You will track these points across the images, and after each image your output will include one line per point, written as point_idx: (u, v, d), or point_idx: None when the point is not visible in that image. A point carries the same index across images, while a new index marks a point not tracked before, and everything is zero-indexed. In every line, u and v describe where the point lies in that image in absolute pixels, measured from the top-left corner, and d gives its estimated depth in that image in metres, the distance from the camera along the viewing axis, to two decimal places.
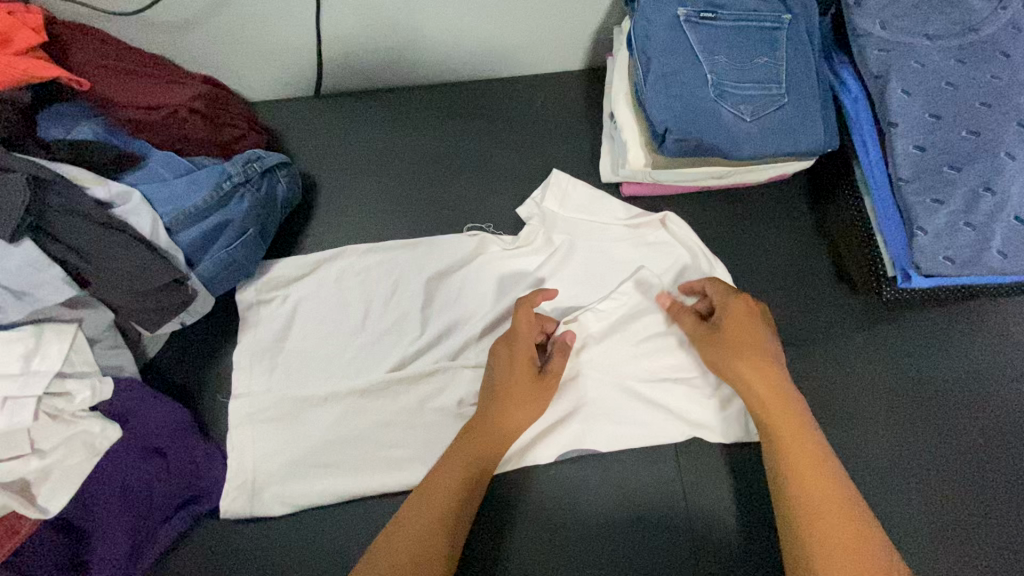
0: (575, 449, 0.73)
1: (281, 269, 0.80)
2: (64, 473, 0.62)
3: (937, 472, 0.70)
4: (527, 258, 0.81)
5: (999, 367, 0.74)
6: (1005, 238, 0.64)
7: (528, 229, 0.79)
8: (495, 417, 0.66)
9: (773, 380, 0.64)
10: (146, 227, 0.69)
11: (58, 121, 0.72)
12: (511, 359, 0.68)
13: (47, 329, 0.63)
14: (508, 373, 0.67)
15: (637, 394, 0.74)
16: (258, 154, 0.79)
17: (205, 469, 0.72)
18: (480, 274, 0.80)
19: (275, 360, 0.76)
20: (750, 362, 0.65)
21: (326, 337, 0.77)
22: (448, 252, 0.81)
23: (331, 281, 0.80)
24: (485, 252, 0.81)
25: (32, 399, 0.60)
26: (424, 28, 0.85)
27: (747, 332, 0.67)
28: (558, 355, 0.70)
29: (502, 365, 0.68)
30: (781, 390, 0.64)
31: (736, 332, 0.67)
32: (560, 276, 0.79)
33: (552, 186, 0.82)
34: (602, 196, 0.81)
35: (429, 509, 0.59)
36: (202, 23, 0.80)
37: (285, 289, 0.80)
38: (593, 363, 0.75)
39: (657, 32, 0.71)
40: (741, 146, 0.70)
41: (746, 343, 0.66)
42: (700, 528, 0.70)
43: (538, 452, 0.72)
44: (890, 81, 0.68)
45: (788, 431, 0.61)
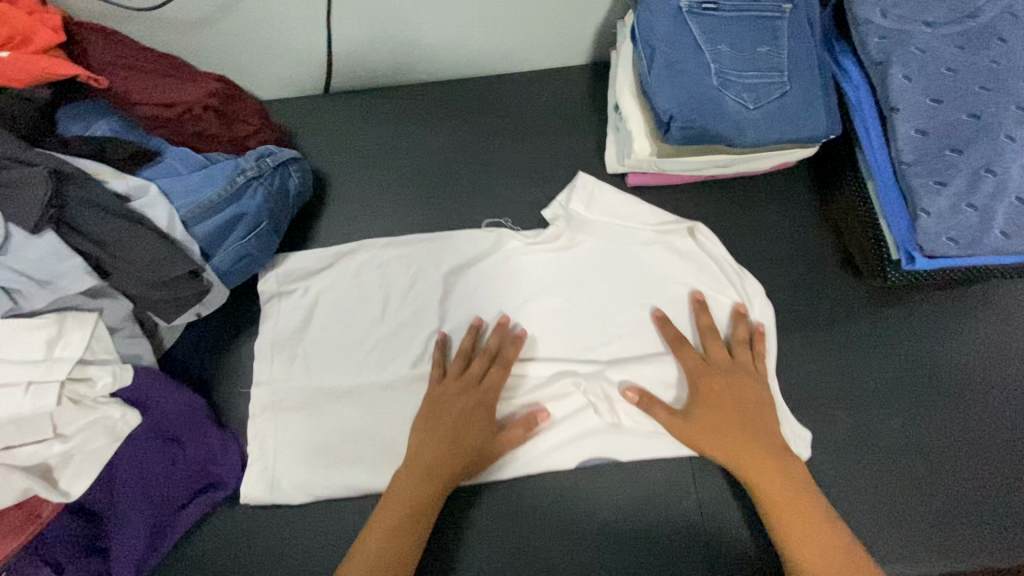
0: (599, 455, 0.73)
1: (303, 261, 0.82)
2: (85, 458, 0.63)
3: (947, 458, 0.70)
4: (548, 258, 0.81)
5: (1005, 348, 0.75)
6: (1006, 219, 0.65)
7: (552, 229, 0.82)
8: (436, 462, 0.67)
9: (747, 445, 0.66)
10: (163, 221, 0.71)
11: (77, 116, 0.75)
12: (471, 415, 0.70)
13: (69, 317, 0.63)
14: (463, 426, 0.69)
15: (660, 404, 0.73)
16: (270, 149, 0.81)
17: (219, 457, 0.73)
18: (499, 273, 0.81)
19: (296, 352, 0.78)
20: (730, 437, 0.67)
21: (344, 331, 0.78)
22: (464, 248, 0.82)
23: (353, 273, 0.82)
24: (502, 248, 0.82)
25: (55, 385, 0.60)
26: (434, 25, 0.87)
27: (719, 410, 0.69)
28: (519, 427, 0.71)
29: (460, 418, 0.70)
30: (761, 450, 0.66)
31: (713, 412, 0.69)
32: (572, 272, 0.80)
33: (576, 189, 0.82)
34: (630, 202, 0.82)
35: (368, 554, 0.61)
36: (215, 22, 0.82)
37: (306, 281, 0.81)
38: (618, 369, 0.75)
39: (661, 23, 0.72)
40: (745, 133, 0.71)
41: (713, 411, 0.69)
42: (717, 524, 0.71)
43: (558, 456, 0.73)
44: (891, 66, 0.70)
45: (782, 500, 0.63)
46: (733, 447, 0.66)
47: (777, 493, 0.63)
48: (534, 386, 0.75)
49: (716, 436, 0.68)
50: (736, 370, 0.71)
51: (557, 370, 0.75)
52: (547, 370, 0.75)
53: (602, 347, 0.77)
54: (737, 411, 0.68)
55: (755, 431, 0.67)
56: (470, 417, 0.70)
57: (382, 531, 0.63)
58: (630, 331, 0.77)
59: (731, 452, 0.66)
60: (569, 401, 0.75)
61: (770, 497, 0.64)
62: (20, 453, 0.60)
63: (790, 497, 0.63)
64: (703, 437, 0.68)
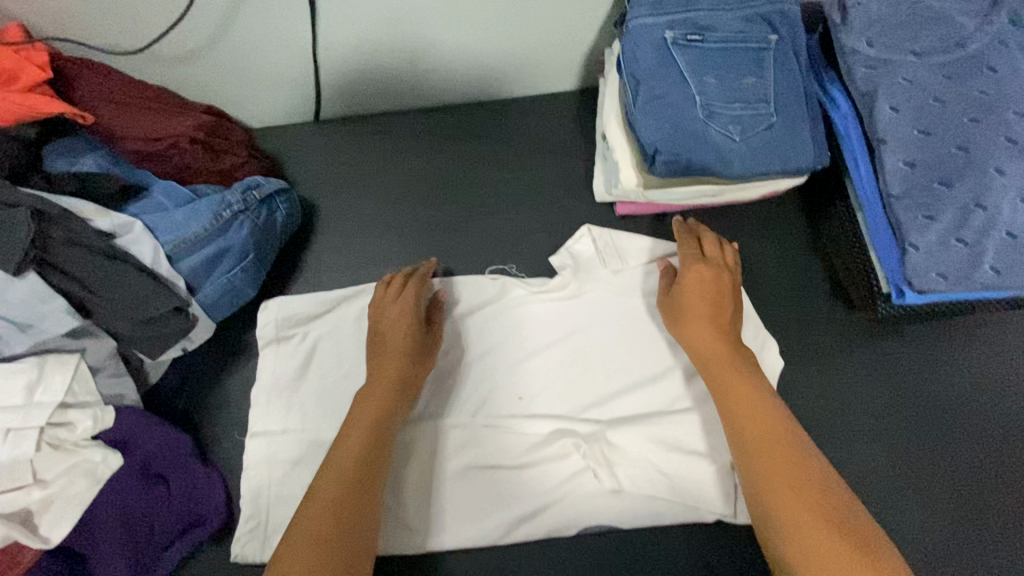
0: (597, 521, 0.72)
1: (302, 305, 0.81)
2: (65, 503, 0.63)
3: (939, 492, 0.70)
4: (552, 305, 0.81)
5: (1000, 380, 0.74)
6: (997, 253, 0.63)
7: (560, 278, 0.81)
8: (387, 371, 0.70)
9: (715, 343, 0.68)
10: (148, 257, 0.72)
11: (63, 152, 0.75)
12: (403, 321, 0.74)
13: (50, 360, 0.65)
14: (398, 333, 0.73)
15: (665, 471, 0.72)
16: (257, 181, 0.81)
17: (204, 495, 0.71)
18: (501, 318, 0.81)
19: (291, 402, 0.77)
20: (702, 327, 0.69)
21: (343, 380, 0.78)
22: (469, 295, 0.82)
23: (351, 320, 0.80)
24: (509, 296, 0.82)
25: (34, 431, 0.63)
26: (419, 55, 0.87)
27: (704, 303, 0.70)
28: (437, 314, 0.77)
29: (394, 325, 0.74)
30: (725, 347, 0.68)
31: (692, 304, 0.71)
32: (570, 319, 0.80)
33: (584, 239, 0.82)
34: (640, 253, 0.82)
35: (314, 523, 0.57)
36: (202, 56, 0.83)
37: (307, 328, 0.80)
38: (619, 431, 0.73)
39: (645, 55, 0.72)
40: (730, 165, 0.71)
41: (695, 307, 0.71)
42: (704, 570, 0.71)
43: (558, 515, 0.72)
44: (878, 98, 0.69)
45: (739, 392, 0.64)
46: (708, 342, 0.68)
47: (731, 385, 0.65)
48: (530, 445, 0.74)
49: (688, 325, 0.70)
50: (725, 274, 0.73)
51: (556, 427, 0.74)
52: (545, 428, 0.74)
53: (596, 396, 0.76)
54: (711, 307, 0.70)
55: (726, 331, 0.69)
56: (399, 353, 0.71)
57: (328, 493, 0.60)
58: (631, 387, 0.76)
59: (700, 342, 0.69)
60: (567, 462, 0.74)
61: (727, 392, 0.65)
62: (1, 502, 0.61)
63: (742, 384, 0.65)
64: (682, 324, 0.71)
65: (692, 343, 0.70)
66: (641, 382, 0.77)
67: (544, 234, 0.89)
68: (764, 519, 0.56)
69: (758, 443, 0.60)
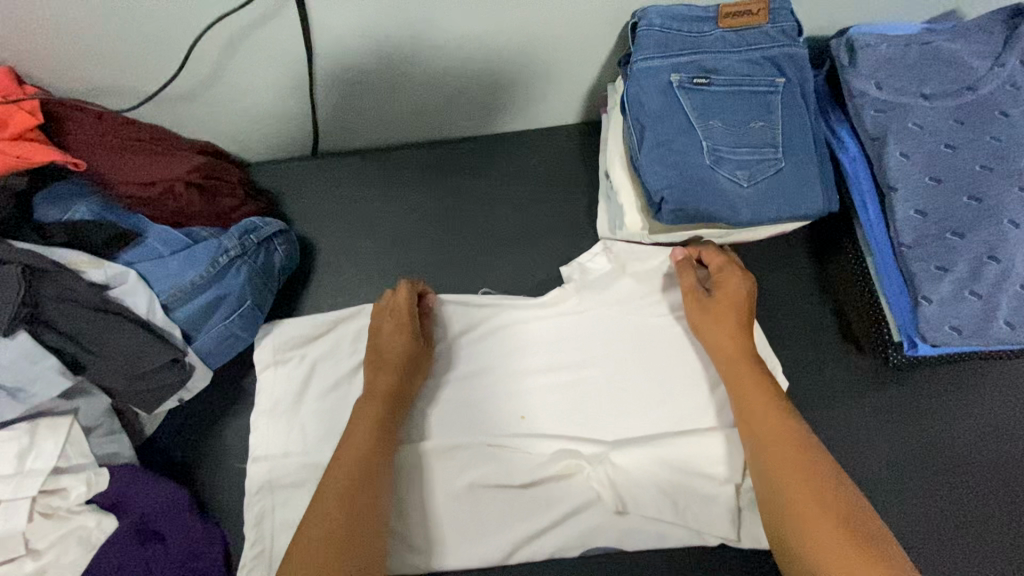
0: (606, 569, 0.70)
1: (296, 327, 0.79)
2: (59, 571, 0.62)
3: (951, 543, 0.69)
4: (551, 321, 0.80)
5: (1012, 426, 0.73)
6: (1012, 307, 0.62)
7: (559, 292, 0.80)
8: (386, 374, 0.70)
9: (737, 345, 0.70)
10: (142, 307, 0.71)
11: (55, 201, 0.74)
12: (399, 323, 0.74)
13: (42, 424, 0.63)
14: (394, 336, 0.73)
15: (669, 493, 0.70)
16: (255, 223, 0.79)
17: (203, 550, 0.70)
18: (500, 340, 0.79)
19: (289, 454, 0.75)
20: (727, 328, 0.70)
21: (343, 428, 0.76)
22: (467, 315, 0.80)
23: (348, 341, 0.79)
24: (507, 313, 0.80)
25: (26, 501, 0.61)
26: (419, 90, 0.86)
27: (730, 306, 0.72)
28: (428, 316, 0.78)
29: (391, 328, 0.73)
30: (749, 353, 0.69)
31: (720, 306, 0.72)
32: (573, 340, 0.79)
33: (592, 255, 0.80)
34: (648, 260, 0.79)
35: (325, 526, 0.57)
36: (197, 97, 0.81)
37: (303, 371, 0.77)
38: (623, 452, 0.71)
39: (650, 99, 0.71)
40: (738, 212, 0.69)
41: (723, 313, 0.71)
42: None
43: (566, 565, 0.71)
44: (888, 143, 0.68)
45: (753, 393, 0.66)
46: (727, 345, 0.70)
47: (750, 391, 0.66)
48: (536, 464, 0.72)
49: (717, 327, 0.71)
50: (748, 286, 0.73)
51: (560, 448, 0.73)
52: (550, 449, 0.73)
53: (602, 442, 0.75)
54: (739, 316, 0.71)
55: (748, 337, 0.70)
56: (399, 363, 0.71)
57: (337, 489, 0.60)
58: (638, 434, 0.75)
59: (724, 344, 0.70)
60: (572, 482, 0.72)
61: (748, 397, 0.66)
62: None
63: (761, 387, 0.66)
64: (710, 325, 0.72)
65: (715, 346, 0.71)
66: (650, 404, 0.75)
67: (546, 273, 0.87)
68: (776, 514, 0.58)
69: (777, 446, 0.61)
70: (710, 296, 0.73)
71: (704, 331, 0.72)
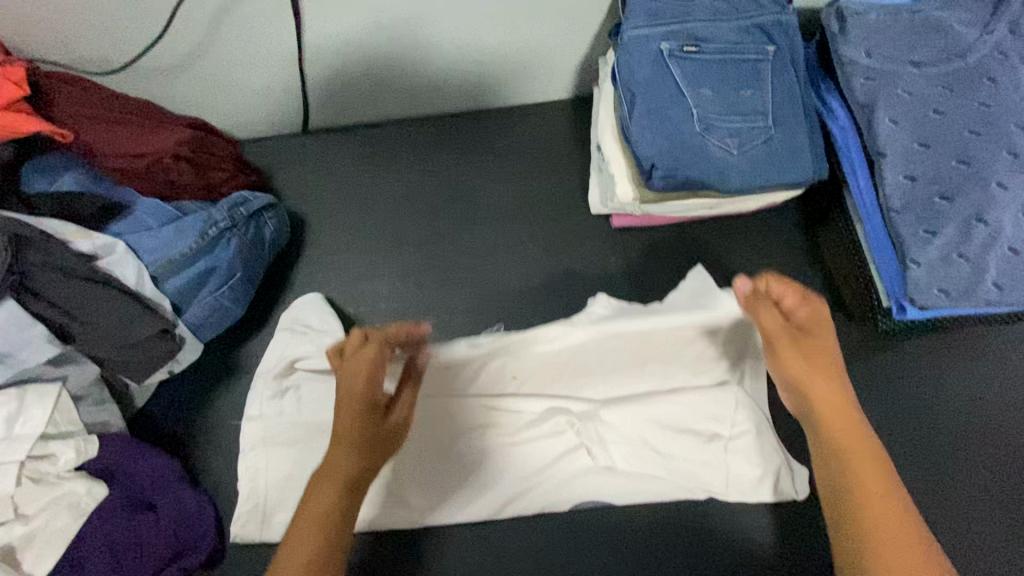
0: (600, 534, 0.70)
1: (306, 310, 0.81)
2: (48, 537, 0.62)
3: (939, 507, 0.69)
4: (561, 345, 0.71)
5: (1003, 393, 0.73)
6: (1000, 269, 0.63)
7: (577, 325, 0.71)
8: (348, 461, 0.54)
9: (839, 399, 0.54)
10: (132, 278, 0.70)
11: (41, 171, 0.73)
12: (368, 390, 0.56)
13: (30, 391, 0.63)
14: (360, 408, 0.55)
15: (655, 449, 0.71)
16: (244, 197, 0.79)
17: (195, 519, 0.69)
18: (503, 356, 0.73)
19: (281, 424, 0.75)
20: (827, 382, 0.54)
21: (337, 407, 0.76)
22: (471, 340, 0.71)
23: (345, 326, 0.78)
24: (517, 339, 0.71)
25: (14, 464, 0.62)
26: (410, 63, 0.85)
27: (829, 357, 0.55)
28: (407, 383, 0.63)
29: (357, 395, 0.56)
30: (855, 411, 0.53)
31: (820, 355, 0.55)
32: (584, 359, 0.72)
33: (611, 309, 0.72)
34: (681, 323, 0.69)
35: None
36: (185, 70, 0.80)
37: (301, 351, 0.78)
38: (611, 410, 0.73)
39: (640, 67, 0.71)
40: (728, 179, 0.69)
41: (815, 354, 0.55)
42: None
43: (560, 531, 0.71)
44: (877, 110, 0.68)
45: (857, 459, 0.51)
46: (824, 395, 0.54)
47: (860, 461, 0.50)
48: (525, 422, 0.73)
49: (818, 380, 0.54)
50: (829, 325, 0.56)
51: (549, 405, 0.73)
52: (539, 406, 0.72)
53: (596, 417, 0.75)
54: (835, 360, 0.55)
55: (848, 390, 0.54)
56: (361, 442, 0.55)
57: None
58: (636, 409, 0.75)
59: (827, 396, 0.54)
60: (558, 440, 0.73)
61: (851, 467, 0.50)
62: None
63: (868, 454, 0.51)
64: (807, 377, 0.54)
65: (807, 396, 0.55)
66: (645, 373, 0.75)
67: (537, 246, 0.87)
68: None
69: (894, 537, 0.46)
70: (797, 332, 0.56)
71: (797, 376, 0.55)
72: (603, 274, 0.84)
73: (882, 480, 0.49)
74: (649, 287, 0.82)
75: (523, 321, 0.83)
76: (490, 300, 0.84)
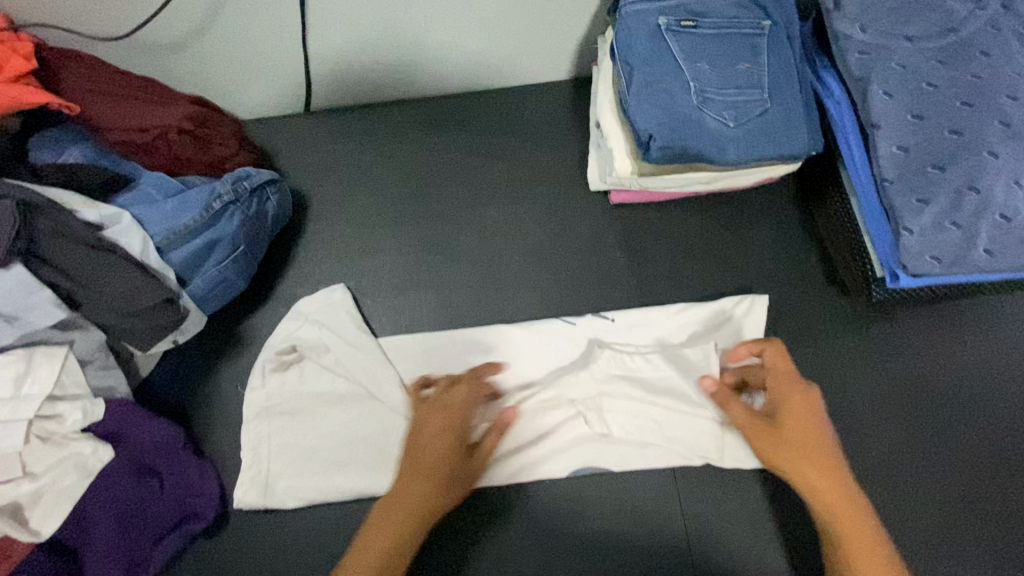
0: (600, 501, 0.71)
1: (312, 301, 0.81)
2: (56, 496, 0.63)
3: (937, 475, 0.70)
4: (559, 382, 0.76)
5: (999, 364, 0.74)
6: (991, 236, 0.64)
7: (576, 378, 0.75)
8: (420, 495, 0.58)
9: (834, 482, 0.57)
10: (137, 247, 0.71)
11: (49, 143, 0.74)
12: (450, 433, 0.61)
13: (38, 352, 0.64)
14: (437, 446, 0.60)
15: (653, 418, 0.72)
16: (247, 171, 0.80)
17: (198, 488, 0.71)
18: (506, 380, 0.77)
19: (284, 394, 0.76)
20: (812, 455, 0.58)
21: (339, 377, 0.77)
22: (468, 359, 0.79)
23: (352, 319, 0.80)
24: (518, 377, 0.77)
25: (22, 423, 0.62)
26: (413, 42, 0.86)
27: (810, 429, 0.59)
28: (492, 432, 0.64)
29: (439, 435, 0.61)
30: (851, 490, 0.57)
31: (799, 429, 0.59)
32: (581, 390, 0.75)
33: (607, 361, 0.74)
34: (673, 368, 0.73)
35: None
36: (190, 46, 0.81)
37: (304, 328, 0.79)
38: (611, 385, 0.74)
39: (638, 41, 0.72)
40: (724, 151, 0.70)
41: (801, 440, 0.59)
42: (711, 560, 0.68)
43: (559, 498, 0.71)
44: (871, 83, 0.69)
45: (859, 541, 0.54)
46: (817, 475, 0.57)
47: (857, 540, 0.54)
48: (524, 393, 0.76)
49: (801, 447, 0.59)
50: (810, 403, 0.61)
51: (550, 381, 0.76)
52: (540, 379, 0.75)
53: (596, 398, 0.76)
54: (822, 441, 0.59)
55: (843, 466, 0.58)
56: (439, 479, 0.59)
57: None
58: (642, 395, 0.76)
59: (822, 477, 0.57)
60: (555, 410, 0.75)
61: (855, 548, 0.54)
62: None
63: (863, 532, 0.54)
64: (788, 450, 0.59)
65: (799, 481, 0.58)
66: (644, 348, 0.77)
67: (538, 221, 0.87)
68: None
69: None
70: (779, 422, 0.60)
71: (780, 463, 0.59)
72: (603, 248, 0.85)
73: (884, 555, 0.53)
74: (647, 261, 0.83)
75: (523, 294, 0.83)
76: (490, 274, 0.85)
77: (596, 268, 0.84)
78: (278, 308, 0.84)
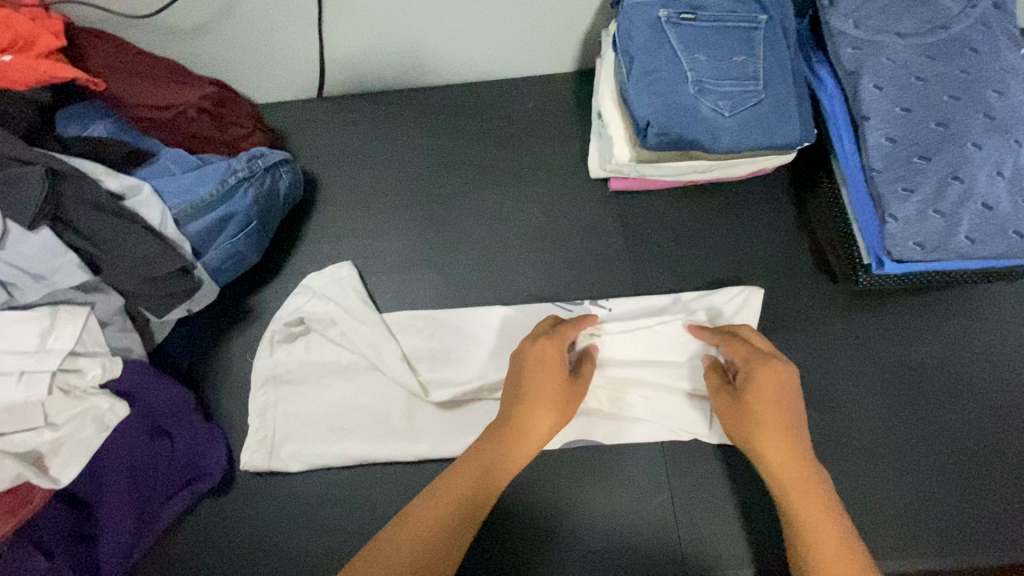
0: (592, 471, 0.74)
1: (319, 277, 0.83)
2: (76, 446, 0.66)
3: (917, 455, 0.72)
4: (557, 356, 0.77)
5: (981, 351, 0.77)
6: (972, 224, 0.67)
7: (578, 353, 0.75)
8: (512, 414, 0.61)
9: (790, 450, 0.58)
10: (155, 218, 0.74)
11: (74, 118, 0.78)
12: (546, 363, 0.64)
13: (62, 309, 0.68)
14: (538, 370, 0.64)
15: (643, 395, 0.75)
16: (262, 151, 0.83)
17: (207, 449, 0.76)
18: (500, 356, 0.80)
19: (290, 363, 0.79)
20: (774, 431, 0.59)
21: (344, 350, 0.80)
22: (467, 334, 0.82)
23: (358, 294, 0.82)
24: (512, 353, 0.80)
25: (46, 374, 0.65)
26: (424, 31, 0.89)
27: (775, 405, 0.60)
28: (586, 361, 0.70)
29: (534, 365, 0.64)
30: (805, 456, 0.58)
31: (763, 407, 0.60)
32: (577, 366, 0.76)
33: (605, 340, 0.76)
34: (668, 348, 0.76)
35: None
36: (209, 30, 0.85)
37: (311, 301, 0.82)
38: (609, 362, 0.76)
39: (639, 32, 0.75)
40: (719, 139, 0.73)
41: (762, 411, 0.60)
42: (693, 527, 0.72)
43: (552, 468, 0.75)
44: (862, 76, 0.71)
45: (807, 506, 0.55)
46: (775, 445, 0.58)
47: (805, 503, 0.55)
48: None
49: (762, 427, 0.59)
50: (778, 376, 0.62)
51: None
52: None
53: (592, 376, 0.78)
54: (784, 413, 0.60)
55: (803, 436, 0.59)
56: (551, 403, 0.62)
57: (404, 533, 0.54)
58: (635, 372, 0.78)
59: (775, 446, 0.58)
60: None
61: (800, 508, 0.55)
62: (15, 441, 0.64)
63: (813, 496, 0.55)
64: (749, 426, 0.60)
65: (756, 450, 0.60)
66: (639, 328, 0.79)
67: (540, 206, 0.91)
68: None
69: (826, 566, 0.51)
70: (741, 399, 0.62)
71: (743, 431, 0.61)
72: (601, 233, 0.88)
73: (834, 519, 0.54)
74: (644, 246, 0.86)
75: (523, 275, 0.86)
76: (492, 255, 0.88)
77: (593, 251, 0.87)
78: (287, 283, 0.87)
